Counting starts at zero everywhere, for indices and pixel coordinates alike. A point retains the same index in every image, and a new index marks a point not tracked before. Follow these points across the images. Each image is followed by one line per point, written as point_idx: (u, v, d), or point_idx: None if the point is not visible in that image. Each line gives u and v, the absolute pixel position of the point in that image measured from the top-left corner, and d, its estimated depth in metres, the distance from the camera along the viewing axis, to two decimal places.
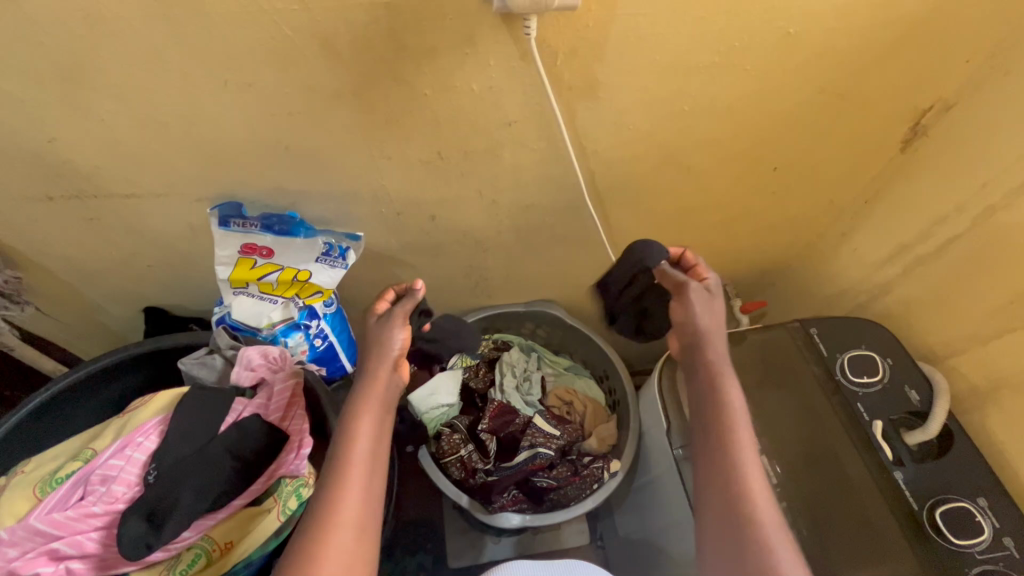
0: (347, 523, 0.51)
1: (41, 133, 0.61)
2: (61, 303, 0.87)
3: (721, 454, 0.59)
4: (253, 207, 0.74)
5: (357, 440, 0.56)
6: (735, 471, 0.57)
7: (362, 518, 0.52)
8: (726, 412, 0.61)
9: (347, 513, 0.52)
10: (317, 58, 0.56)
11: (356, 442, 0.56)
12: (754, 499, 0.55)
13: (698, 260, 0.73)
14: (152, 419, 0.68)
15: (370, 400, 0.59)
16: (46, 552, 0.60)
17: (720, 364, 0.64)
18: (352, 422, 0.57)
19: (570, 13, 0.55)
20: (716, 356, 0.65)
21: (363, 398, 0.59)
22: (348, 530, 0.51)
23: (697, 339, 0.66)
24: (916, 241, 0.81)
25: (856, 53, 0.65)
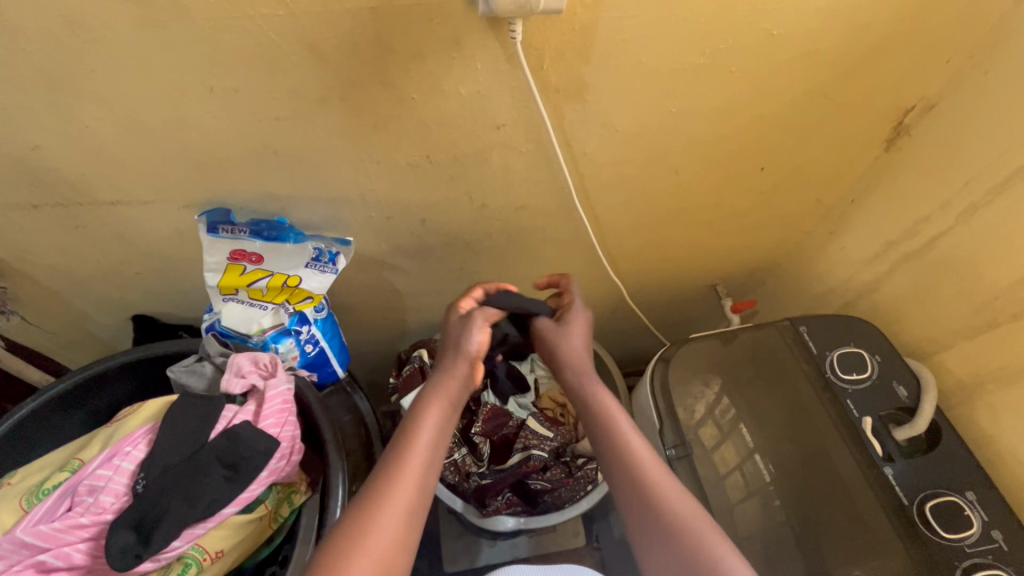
0: (403, 500, 0.58)
1: (24, 141, 0.60)
2: (49, 313, 0.86)
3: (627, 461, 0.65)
4: (241, 212, 0.74)
5: (424, 427, 0.64)
6: (644, 480, 0.63)
7: (418, 497, 0.60)
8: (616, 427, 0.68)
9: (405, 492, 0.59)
10: (304, 62, 0.56)
11: (423, 427, 0.64)
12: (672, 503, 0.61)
13: (572, 286, 0.82)
14: (140, 429, 0.67)
15: (442, 395, 0.67)
16: (32, 565, 0.59)
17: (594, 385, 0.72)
18: (421, 414, 0.65)
19: (555, 17, 0.56)
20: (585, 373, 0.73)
21: (436, 394, 0.67)
22: (401, 505, 0.58)
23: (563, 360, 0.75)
24: (901, 239, 0.82)
25: (838, 54, 0.66)
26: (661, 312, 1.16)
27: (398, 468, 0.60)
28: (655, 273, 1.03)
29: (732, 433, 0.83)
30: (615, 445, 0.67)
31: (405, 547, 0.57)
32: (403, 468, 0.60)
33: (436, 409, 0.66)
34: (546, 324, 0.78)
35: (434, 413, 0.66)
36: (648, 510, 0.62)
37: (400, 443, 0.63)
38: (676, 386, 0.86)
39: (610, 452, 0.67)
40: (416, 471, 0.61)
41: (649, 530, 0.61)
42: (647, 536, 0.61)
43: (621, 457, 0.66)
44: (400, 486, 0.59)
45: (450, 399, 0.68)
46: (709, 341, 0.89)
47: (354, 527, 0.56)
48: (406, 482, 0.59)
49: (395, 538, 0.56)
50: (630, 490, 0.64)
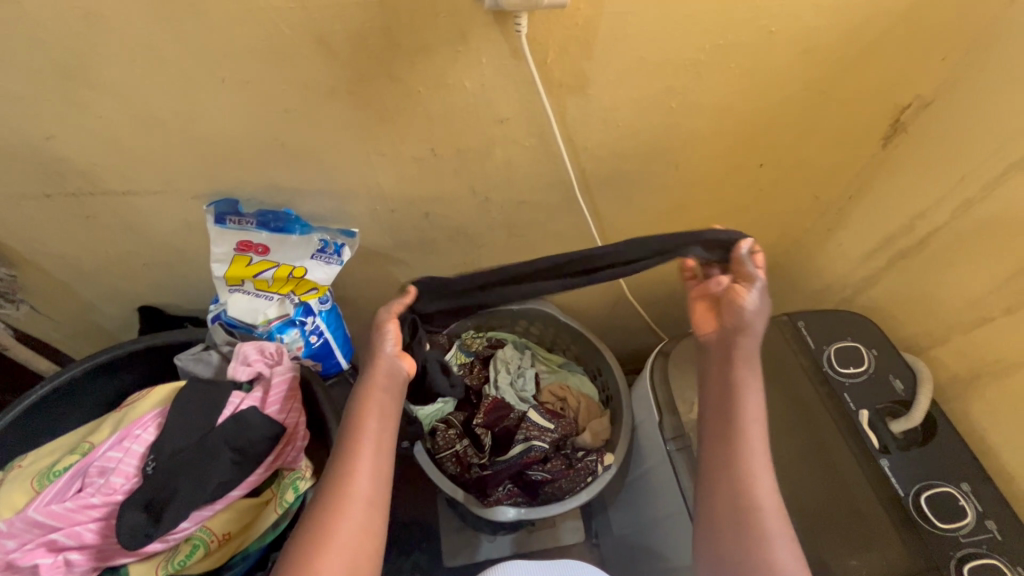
0: (362, 495, 0.56)
1: (38, 130, 0.61)
2: (57, 303, 0.87)
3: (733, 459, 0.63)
4: (249, 204, 0.75)
5: (370, 416, 0.60)
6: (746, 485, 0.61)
7: (376, 489, 0.57)
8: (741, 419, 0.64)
9: (363, 486, 0.57)
10: (313, 55, 0.57)
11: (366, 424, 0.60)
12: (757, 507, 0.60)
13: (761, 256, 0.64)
14: (150, 412, 0.68)
15: (378, 390, 0.62)
16: (45, 543, 0.60)
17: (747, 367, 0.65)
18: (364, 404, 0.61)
19: (559, 12, 0.57)
20: (748, 354, 0.65)
21: (373, 383, 0.63)
22: (362, 502, 0.56)
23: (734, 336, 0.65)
24: (897, 235, 0.83)
25: (835, 51, 0.67)
26: (661, 309, 1.17)
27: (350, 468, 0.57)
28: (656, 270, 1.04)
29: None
30: (731, 440, 0.63)
31: (370, 544, 0.55)
32: (355, 468, 0.57)
33: (374, 409, 0.61)
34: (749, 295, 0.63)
35: (374, 413, 0.61)
36: (736, 511, 0.60)
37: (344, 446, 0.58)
38: (677, 378, 0.84)
39: (726, 444, 0.64)
40: (369, 458, 0.58)
41: (724, 527, 0.60)
42: (713, 533, 0.61)
43: (732, 451, 0.63)
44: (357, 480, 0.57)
45: (388, 394, 0.62)
46: None
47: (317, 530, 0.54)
48: (361, 481, 0.57)
49: (355, 539, 0.54)
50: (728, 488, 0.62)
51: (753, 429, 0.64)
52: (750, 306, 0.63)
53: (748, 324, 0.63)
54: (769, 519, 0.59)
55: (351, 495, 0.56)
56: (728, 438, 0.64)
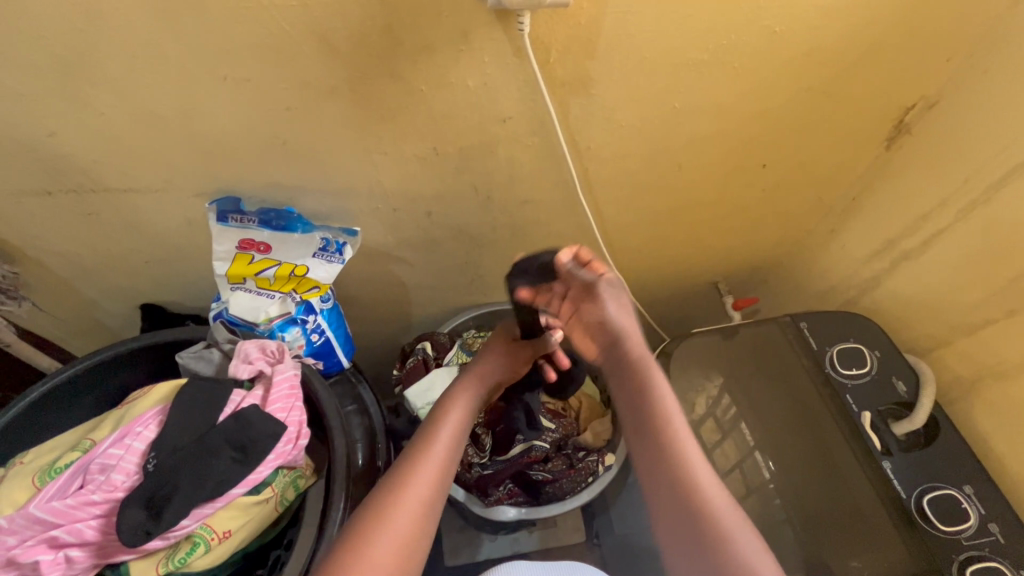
0: (421, 493, 0.57)
1: (41, 128, 0.62)
2: (59, 300, 0.87)
3: (669, 462, 0.56)
4: (251, 202, 0.75)
5: (446, 424, 0.64)
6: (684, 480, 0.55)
7: (435, 491, 0.59)
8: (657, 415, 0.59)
9: (425, 484, 0.58)
10: (315, 54, 0.57)
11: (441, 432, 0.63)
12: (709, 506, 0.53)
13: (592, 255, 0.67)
14: (151, 410, 0.69)
15: (461, 402, 0.68)
16: (45, 540, 0.60)
17: (647, 363, 0.63)
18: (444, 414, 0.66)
19: (562, 11, 0.57)
20: (639, 350, 0.63)
21: (455, 400, 0.68)
22: (419, 501, 0.57)
23: (618, 338, 0.64)
24: (901, 237, 0.83)
25: (839, 51, 0.67)
26: (663, 309, 1.16)
27: (417, 463, 0.59)
28: (657, 270, 1.04)
29: (732, 432, 0.85)
30: (660, 447, 0.57)
31: (419, 542, 0.55)
32: (420, 467, 0.59)
33: (450, 419, 0.65)
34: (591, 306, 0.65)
35: (450, 422, 0.65)
36: (691, 518, 0.53)
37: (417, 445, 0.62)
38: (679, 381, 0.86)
39: (646, 449, 0.58)
40: (437, 463, 0.60)
41: (684, 544, 0.52)
42: (679, 555, 0.52)
43: (660, 451, 0.57)
44: (421, 479, 0.58)
45: (466, 413, 0.67)
46: (711, 337, 0.90)
47: (371, 517, 0.55)
48: (424, 476, 0.59)
49: (408, 532, 0.55)
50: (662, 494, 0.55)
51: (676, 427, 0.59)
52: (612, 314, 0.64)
53: (621, 333, 0.64)
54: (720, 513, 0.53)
55: (411, 490, 0.57)
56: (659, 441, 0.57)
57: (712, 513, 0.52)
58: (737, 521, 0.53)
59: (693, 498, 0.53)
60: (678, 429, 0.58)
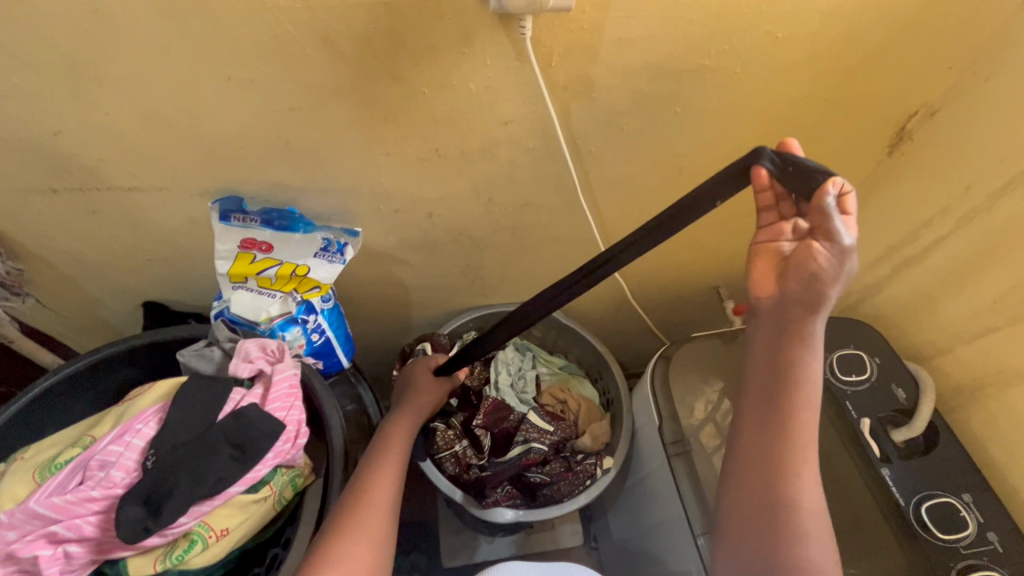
0: (383, 496, 0.63)
1: (47, 126, 0.62)
2: (63, 297, 0.87)
3: (783, 442, 0.54)
4: (253, 201, 0.75)
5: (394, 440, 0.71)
6: (789, 474, 0.54)
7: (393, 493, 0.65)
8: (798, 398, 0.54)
9: (384, 488, 0.64)
10: (319, 55, 0.58)
11: (390, 443, 0.70)
12: (799, 499, 0.54)
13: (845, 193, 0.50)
14: (151, 407, 0.69)
15: (405, 419, 0.75)
16: (44, 535, 0.60)
17: (813, 345, 0.53)
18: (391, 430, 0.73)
19: (564, 14, 0.57)
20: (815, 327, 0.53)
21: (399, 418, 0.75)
22: (382, 503, 0.63)
23: (806, 304, 0.52)
24: (903, 243, 0.83)
25: (841, 57, 0.67)
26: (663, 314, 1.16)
27: (376, 470, 0.66)
28: (659, 274, 1.04)
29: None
30: (776, 422, 0.54)
31: (387, 539, 0.61)
32: (378, 472, 0.65)
33: (399, 433, 0.73)
34: (818, 256, 0.50)
35: (399, 435, 0.72)
36: (774, 504, 0.54)
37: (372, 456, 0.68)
38: (676, 385, 0.87)
39: (767, 426, 0.55)
40: (392, 470, 0.66)
41: (752, 522, 0.54)
42: (748, 529, 0.54)
43: (775, 430, 0.55)
44: (380, 484, 0.64)
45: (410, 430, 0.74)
46: (710, 341, 0.90)
47: (341, 521, 0.60)
48: (382, 482, 0.65)
49: (377, 530, 0.60)
50: (758, 472, 0.55)
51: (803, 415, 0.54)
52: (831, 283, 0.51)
53: (823, 301, 0.51)
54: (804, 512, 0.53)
55: (374, 494, 0.63)
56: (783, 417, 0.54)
57: (800, 509, 0.53)
58: (820, 524, 0.54)
59: (788, 484, 0.54)
60: (810, 423, 0.54)
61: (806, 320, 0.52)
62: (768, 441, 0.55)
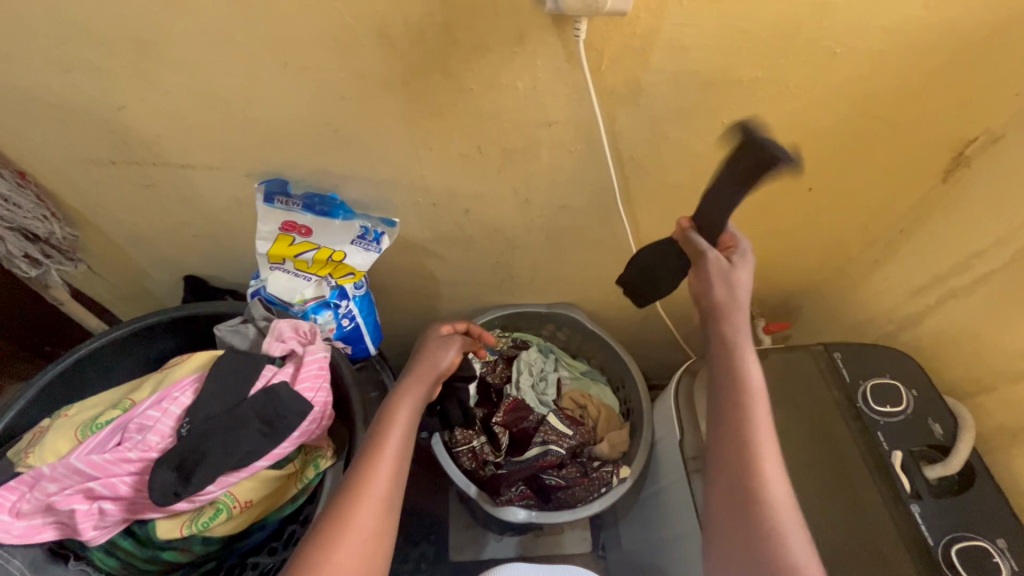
0: (378, 494, 0.56)
1: (112, 101, 0.65)
2: (112, 265, 0.91)
3: (740, 433, 0.59)
4: (298, 185, 0.77)
5: (396, 421, 0.62)
6: (760, 474, 0.57)
7: (392, 490, 0.57)
8: (746, 393, 0.60)
9: (380, 487, 0.57)
10: (374, 47, 0.59)
11: (392, 429, 0.61)
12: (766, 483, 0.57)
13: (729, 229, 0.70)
14: (189, 376, 0.71)
15: (409, 397, 0.65)
16: (82, 490, 0.63)
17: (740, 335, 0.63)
18: (395, 406, 0.63)
19: (618, 19, 0.57)
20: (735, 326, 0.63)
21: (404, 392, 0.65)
22: (376, 504, 0.56)
23: (720, 309, 0.64)
24: (951, 273, 0.80)
25: (899, 75, 0.65)
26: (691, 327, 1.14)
27: (372, 464, 0.58)
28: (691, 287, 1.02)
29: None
30: (734, 417, 0.60)
31: (384, 542, 0.55)
32: (374, 467, 0.58)
33: (405, 414, 0.63)
34: (720, 261, 0.65)
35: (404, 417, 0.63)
36: (744, 497, 0.57)
37: (370, 447, 0.60)
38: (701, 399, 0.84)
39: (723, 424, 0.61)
40: (390, 464, 0.58)
41: (735, 526, 0.56)
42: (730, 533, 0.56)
43: (734, 421, 0.60)
44: (374, 481, 0.57)
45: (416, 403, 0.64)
46: None
47: (331, 524, 0.54)
48: (380, 478, 0.57)
49: (371, 534, 0.54)
50: (736, 487, 0.57)
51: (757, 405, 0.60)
52: (737, 281, 0.64)
53: (729, 305, 0.63)
54: (782, 515, 0.55)
55: (366, 494, 0.56)
56: (736, 410, 0.60)
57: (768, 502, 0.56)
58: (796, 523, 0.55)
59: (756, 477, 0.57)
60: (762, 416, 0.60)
61: (724, 320, 0.64)
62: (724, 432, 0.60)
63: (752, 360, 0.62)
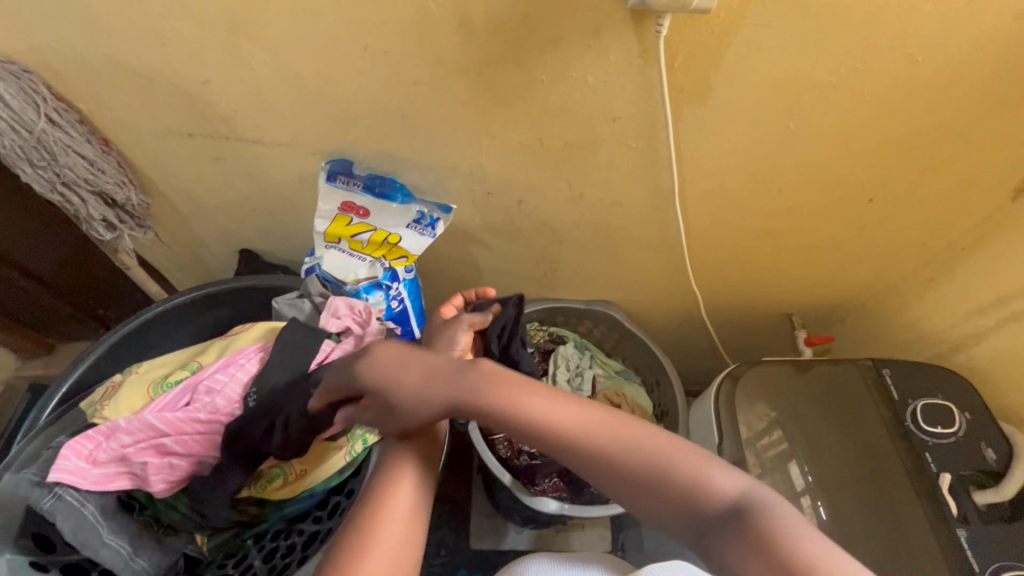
0: (402, 505, 0.59)
1: (198, 76, 0.68)
2: (173, 234, 0.95)
3: (570, 441, 0.57)
4: (361, 167, 0.79)
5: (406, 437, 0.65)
6: (609, 447, 0.56)
7: (414, 501, 0.60)
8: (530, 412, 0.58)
9: (402, 498, 0.59)
10: (453, 34, 0.60)
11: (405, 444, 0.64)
12: (619, 441, 0.56)
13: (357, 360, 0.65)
14: (253, 345, 0.74)
15: None
16: (154, 445, 0.67)
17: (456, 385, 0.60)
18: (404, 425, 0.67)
19: (699, 17, 0.57)
20: (451, 388, 0.60)
21: None
22: (400, 514, 0.58)
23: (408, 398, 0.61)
24: (1014, 295, 0.77)
25: (986, 88, 0.63)
26: (730, 336, 1.13)
27: (389, 477, 0.61)
28: (735, 294, 1.01)
29: (776, 470, 0.80)
30: (556, 435, 0.57)
31: (411, 548, 0.57)
32: (391, 480, 0.61)
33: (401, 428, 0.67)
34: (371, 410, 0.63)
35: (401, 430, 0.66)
36: (627, 473, 0.55)
37: (390, 460, 0.63)
38: (741, 406, 0.85)
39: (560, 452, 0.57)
40: (410, 474, 0.61)
41: (653, 496, 0.54)
42: (652, 500, 0.54)
43: (563, 445, 0.57)
44: (395, 494, 0.59)
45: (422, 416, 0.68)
46: (782, 367, 0.88)
47: (359, 534, 0.57)
48: (400, 490, 0.60)
49: (396, 544, 0.57)
50: (611, 470, 0.56)
51: (539, 405, 0.58)
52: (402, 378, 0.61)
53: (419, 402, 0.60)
54: (659, 453, 0.55)
55: (391, 505, 0.59)
56: (549, 435, 0.57)
57: (644, 461, 0.55)
58: (673, 444, 0.56)
59: (613, 457, 0.55)
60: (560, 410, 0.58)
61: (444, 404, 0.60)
62: (566, 452, 0.57)
63: (496, 391, 0.59)
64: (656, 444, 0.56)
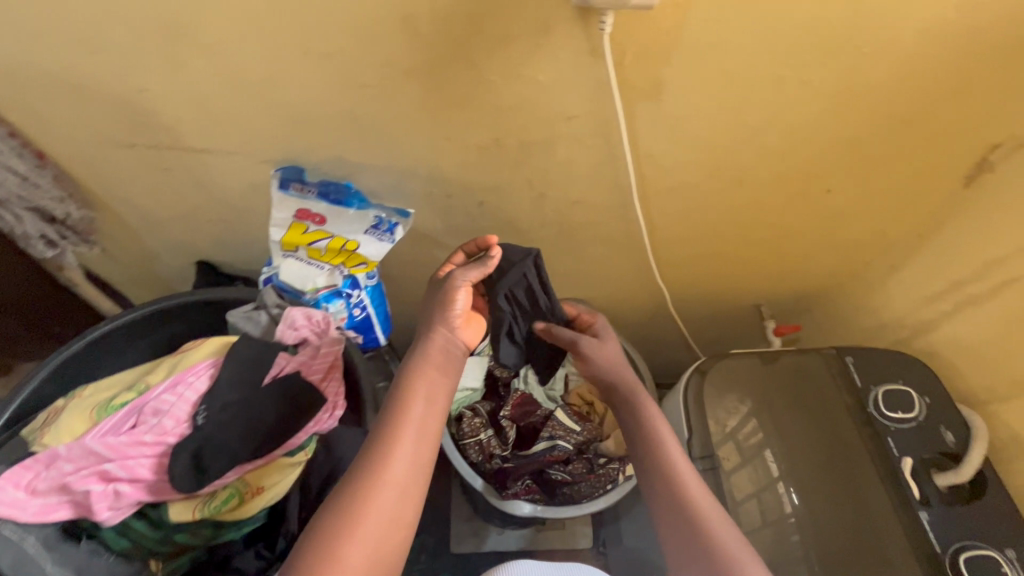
0: (398, 481, 0.54)
1: (134, 83, 0.65)
2: (124, 247, 0.91)
3: (663, 473, 0.62)
4: (313, 172, 0.77)
5: (416, 392, 0.59)
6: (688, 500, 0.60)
7: (408, 474, 0.55)
8: (653, 436, 0.66)
9: (398, 471, 0.54)
10: (396, 34, 0.58)
11: (412, 404, 0.58)
12: (699, 503, 0.60)
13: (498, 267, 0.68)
14: (203, 362, 0.72)
15: (423, 367, 0.60)
16: (97, 472, 0.63)
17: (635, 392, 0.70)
18: (411, 378, 0.60)
19: (645, 13, 0.56)
20: (626, 380, 0.71)
21: (419, 359, 0.61)
22: (393, 489, 0.53)
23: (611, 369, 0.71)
24: (968, 280, 0.79)
25: (930, 78, 0.64)
26: (701, 328, 1.13)
27: (390, 445, 0.55)
28: (702, 287, 1.01)
29: (750, 462, 0.81)
30: (655, 457, 0.64)
31: (398, 534, 0.53)
32: (394, 449, 0.55)
33: (421, 390, 0.59)
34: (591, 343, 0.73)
35: (421, 393, 0.58)
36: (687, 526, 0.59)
37: (390, 420, 0.57)
38: (708, 401, 0.86)
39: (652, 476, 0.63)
40: (411, 440, 0.56)
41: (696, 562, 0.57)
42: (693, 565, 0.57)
43: (659, 466, 0.63)
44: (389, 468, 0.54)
45: (436, 370, 0.61)
46: (749, 359, 0.89)
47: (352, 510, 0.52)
48: (397, 463, 0.54)
49: (388, 522, 0.52)
50: (675, 515, 0.60)
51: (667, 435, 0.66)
52: (608, 351, 0.73)
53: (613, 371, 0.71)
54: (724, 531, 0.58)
55: (385, 481, 0.53)
56: (655, 454, 0.64)
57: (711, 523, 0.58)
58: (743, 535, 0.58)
59: (689, 512, 0.59)
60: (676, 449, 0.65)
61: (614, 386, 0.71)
62: (651, 476, 0.63)
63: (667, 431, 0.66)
64: (728, 522, 0.59)
